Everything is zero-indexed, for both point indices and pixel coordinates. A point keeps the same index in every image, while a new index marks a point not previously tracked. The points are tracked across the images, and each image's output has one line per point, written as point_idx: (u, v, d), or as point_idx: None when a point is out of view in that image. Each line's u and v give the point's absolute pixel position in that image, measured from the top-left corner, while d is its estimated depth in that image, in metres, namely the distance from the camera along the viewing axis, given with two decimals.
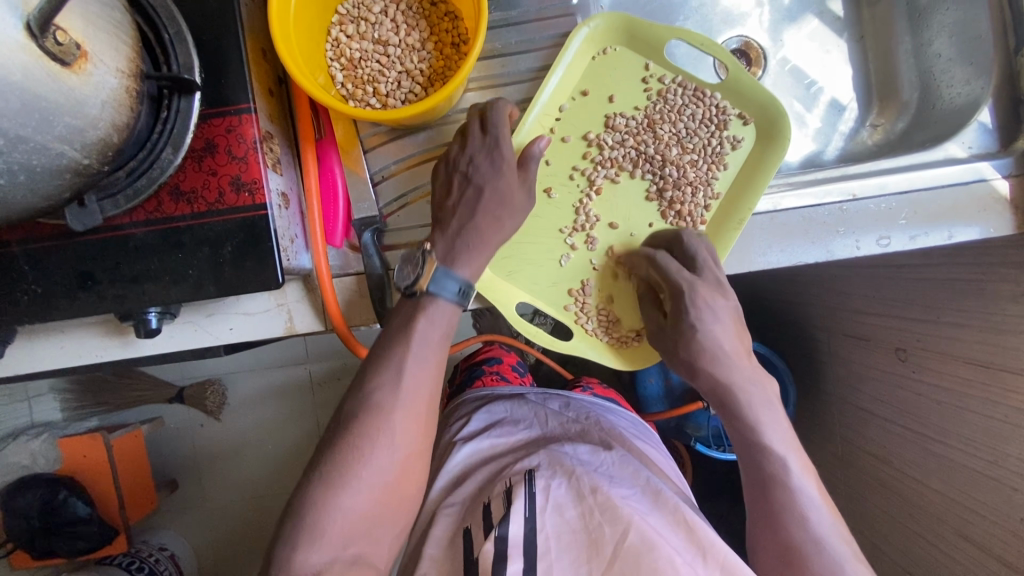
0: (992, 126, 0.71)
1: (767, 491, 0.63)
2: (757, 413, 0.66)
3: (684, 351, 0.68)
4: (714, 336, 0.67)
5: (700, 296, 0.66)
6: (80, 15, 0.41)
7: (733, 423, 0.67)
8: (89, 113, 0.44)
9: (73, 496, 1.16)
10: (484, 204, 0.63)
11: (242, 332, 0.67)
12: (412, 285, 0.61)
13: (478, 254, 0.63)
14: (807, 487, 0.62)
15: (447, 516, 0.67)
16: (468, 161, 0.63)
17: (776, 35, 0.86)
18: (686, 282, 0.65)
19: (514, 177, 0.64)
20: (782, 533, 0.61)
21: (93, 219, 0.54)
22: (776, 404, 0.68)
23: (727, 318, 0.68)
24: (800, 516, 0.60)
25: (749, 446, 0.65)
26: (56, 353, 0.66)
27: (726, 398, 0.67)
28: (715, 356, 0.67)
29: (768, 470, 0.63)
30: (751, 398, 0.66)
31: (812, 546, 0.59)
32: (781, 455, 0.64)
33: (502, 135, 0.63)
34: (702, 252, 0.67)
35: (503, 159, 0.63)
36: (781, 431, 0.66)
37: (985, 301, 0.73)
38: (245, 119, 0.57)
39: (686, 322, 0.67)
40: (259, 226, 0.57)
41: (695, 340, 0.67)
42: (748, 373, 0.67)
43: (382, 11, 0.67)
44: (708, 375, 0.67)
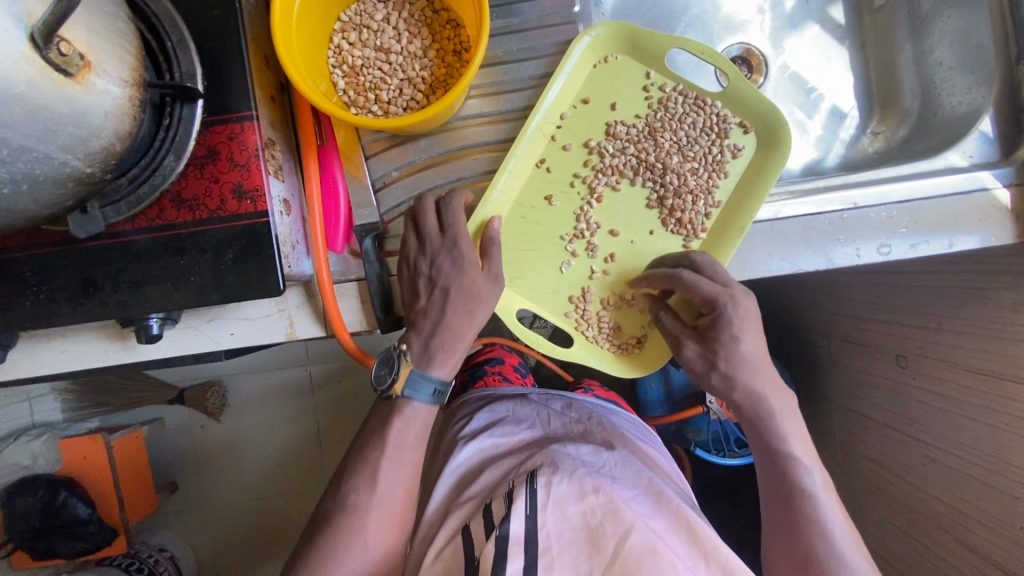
0: (993, 135, 0.71)
1: (790, 504, 0.64)
2: (785, 426, 0.65)
3: (724, 363, 0.65)
4: (752, 348, 0.65)
5: (742, 308, 0.63)
6: (83, 25, 0.42)
7: (759, 434, 0.67)
8: (93, 123, 0.44)
9: (73, 497, 1.17)
10: (450, 306, 0.65)
11: (243, 338, 0.67)
12: (390, 387, 0.66)
13: (454, 351, 0.67)
14: (828, 501, 0.63)
15: (459, 514, 0.67)
16: (427, 261, 0.64)
17: (777, 42, 0.86)
18: (725, 295, 0.63)
19: (477, 272, 0.65)
20: (804, 546, 0.62)
21: (96, 226, 0.54)
22: (799, 414, 0.68)
23: (760, 330, 0.65)
24: (822, 531, 0.62)
25: (775, 459, 0.65)
26: (57, 357, 0.67)
27: (759, 411, 0.65)
28: (753, 368, 0.65)
29: (792, 482, 0.64)
30: (780, 411, 0.65)
31: (834, 560, 0.60)
32: (806, 468, 0.64)
33: (457, 233, 0.64)
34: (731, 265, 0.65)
35: (461, 256, 0.64)
36: (804, 443, 0.66)
37: (986, 309, 0.73)
38: (247, 127, 0.57)
39: (727, 335, 0.64)
40: (261, 232, 0.57)
41: (734, 353, 0.64)
42: (778, 385, 0.66)
43: (384, 19, 0.67)
44: (744, 387, 0.65)
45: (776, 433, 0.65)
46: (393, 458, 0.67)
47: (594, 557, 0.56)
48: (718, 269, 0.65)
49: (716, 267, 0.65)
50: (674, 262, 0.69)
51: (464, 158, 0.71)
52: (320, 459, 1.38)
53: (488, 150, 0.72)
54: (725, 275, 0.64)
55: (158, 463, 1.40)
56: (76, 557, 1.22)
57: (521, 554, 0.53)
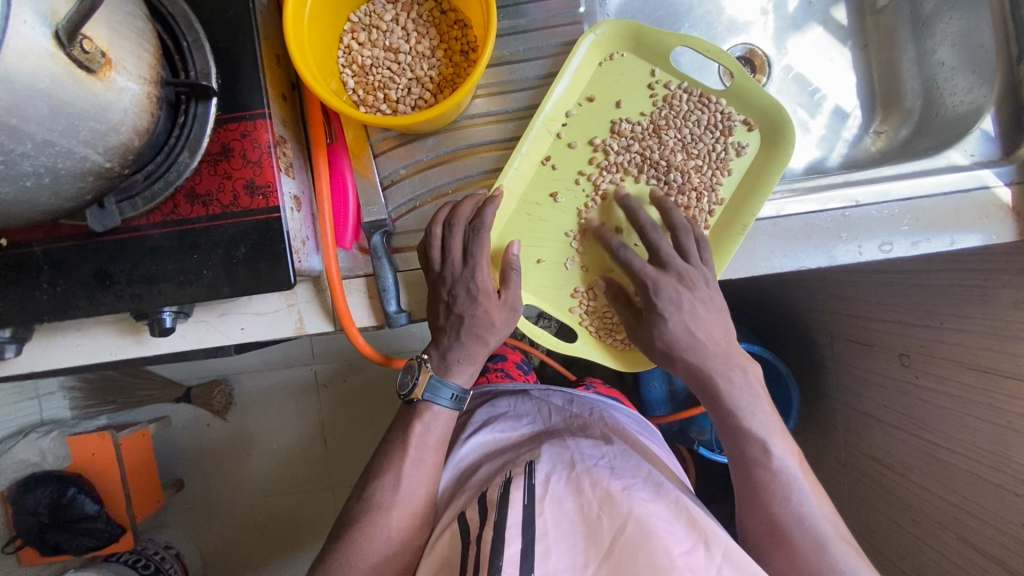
0: (994, 134, 0.71)
1: (749, 475, 0.65)
2: (739, 402, 0.67)
3: (660, 343, 0.68)
4: (683, 328, 0.67)
5: (666, 290, 0.66)
6: (105, 24, 0.43)
7: (715, 410, 0.68)
8: (113, 118, 0.45)
9: (82, 494, 1.18)
10: (467, 332, 0.66)
11: (253, 332, 0.69)
12: (411, 392, 0.69)
13: (471, 364, 0.69)
14: (788, 468, 0.64)
15: (459, 500, 0.69)
16: (442, 284, 0.65)
17: (780, 43, 0.87)
18: (651, 278, 0.66)
19: (492, 302, 0.67)
20: (766, 513, 0.64)
21: (112, 220, 0.55)
22: (757, 387, 0.68)
23: (707, 309, 0.67)
24: (781, 498, 0.63)
25: (730, 432, 0.67)
26: (72, 350, 0.68)
27: (706, 386, 0.68)
28: (691, 346, 0.67)
29: (748, 453, 0.66)
30: (731, 384, 0.67)
31: (794, 524, 0.62)
32: (762, 438, 0.65)
33: (480, 263, 0.65)
34: (666, 245, 0.67)
35: (483, 287, 0.66)
36: (762, 415, 0.67)
37: (988, 307, 0.74)
38: (259, 124, 0.58)
39: (656, 315, 0.67)
40: (273, 228, 0.58)
41: (667, 332, 0.67)
42: (725, 360, 0.67)
43: (392, 19, 0.69)
44: (684, 362, 0.68)
45: (727, 407, 0.67)
46: (400, 450, 0.69)
47: (591, 548, 0.55)
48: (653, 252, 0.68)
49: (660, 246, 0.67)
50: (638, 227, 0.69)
51: (469, 157, 0.73)
52: (325, 457, 1.40)
53: (493, 149, 0.73)
54: (661, 258, 0.67)
55: (165, 461, 1.41)
56: (86, 552, 1.23)
57: (518, 536, 0.54)
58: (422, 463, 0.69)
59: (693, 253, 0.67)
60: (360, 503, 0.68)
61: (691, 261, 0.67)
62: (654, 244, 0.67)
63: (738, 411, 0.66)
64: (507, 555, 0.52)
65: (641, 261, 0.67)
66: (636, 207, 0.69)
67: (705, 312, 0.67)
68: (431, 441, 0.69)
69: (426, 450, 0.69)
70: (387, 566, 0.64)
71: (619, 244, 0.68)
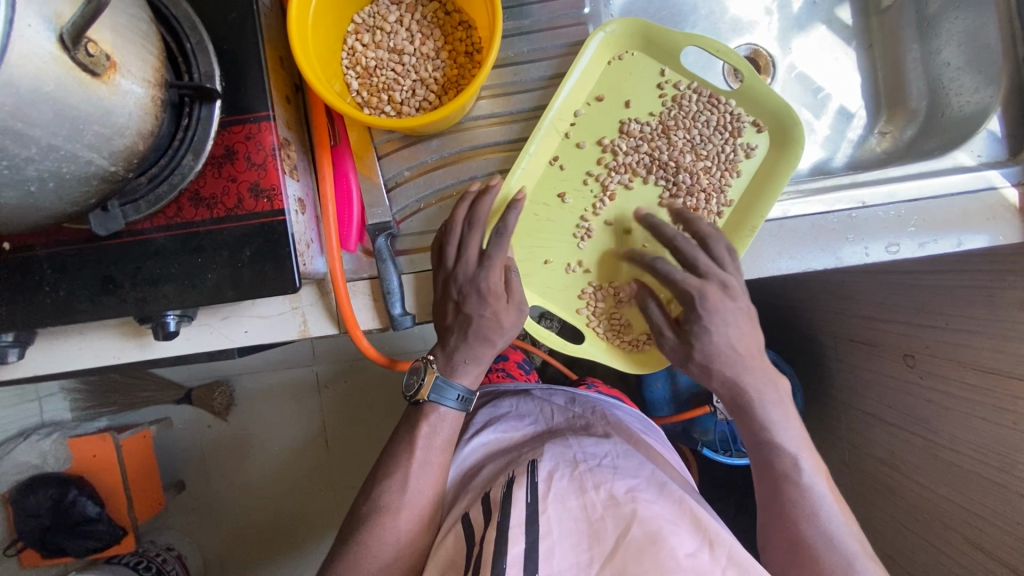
0: (1001, 134, 0.71)
1: (777, 489, 0.65)
2: (772, 416, 0.67)
3: (698, 354, 0.68)
4: (727, 340, 0.67)
5: (709, 301, 0.65)
6: (110, 27, 0.43)
7: (746, 424, 0.68)
8: (118, 122, 0.45)
9: (83, 496, 1.18)
10: (474, 332, 0.67)
11: (257, 336, 0.68)
12: (417, 393, 0.69)
13: (477, 365, 0.69)
14: (816, 485, 0.64)
15: (462, 501, 0.69)
16: (455, 285, 0.65)
17: (784, 43, 0.86)
18: (694, 286, 0.65)
19: (500, 303, 0.66)
20: (792, 530, 0.63)
21: (116, 223, 0.55)
22: (788, 404, 0.69)
23: (740, 320, 0.67)
24: (808, 516, 0.63)
25: (760, 445, 0.67)
26: (75, 354, 0.68)
27: (739, 400, 0.68)
28: (729, 358, 0.67)
29: (777, 468, 0.65)
30: (763, 398, 0.67)
31: (821, 542, 0.61)
32: (792, 453, 0.66)
33: (495, 262, 0.65)
34: (703, 258, 0.66)
35: (492, 289, 0.65)
36: (793, 431, 0.67)
37: (994, 307, 0.74)
38: (263, 126, 0.58)
39: (698, 326, 0.66)
40: (278, 231, 0.58)
41: (708, 345, 0.67)
42: (761, 374, 0.68)
43: (398, 21, 0.68)
44: (722, 376, 0.68)
45: (759, 421, 0.67)
46: (406, 450, 0.68)
47: (595, 546, 0.55)
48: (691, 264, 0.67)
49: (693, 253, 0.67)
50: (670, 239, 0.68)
51: (473, 159, 0.72)
52: (328, 458, 1.39)
53: (498, 150, 0.73)
54: (698, 269, 0.66)
55: (166, 462, 1.41)
56: (87, 555, 1.22)
57: (522, 534, 0.55)
58: (429, 464, 0.68)
59: (726, 260, 0.67)
60: (366, 505, 0.67)
61: (729, 272, 0.67)
62: (690, 256, 0.67)
63: (770, 425, 0.66)
64: (510, 556, 0.52)
65: (681, 272, 0.67)
66: (659, 224, 0.69)
67: (742, 325, 0.67)
68: (439, 441, 0.69)
69: (432, 453, 0.69)
70: (394, 569, 0.64)
71: (654, 258, 0.68)
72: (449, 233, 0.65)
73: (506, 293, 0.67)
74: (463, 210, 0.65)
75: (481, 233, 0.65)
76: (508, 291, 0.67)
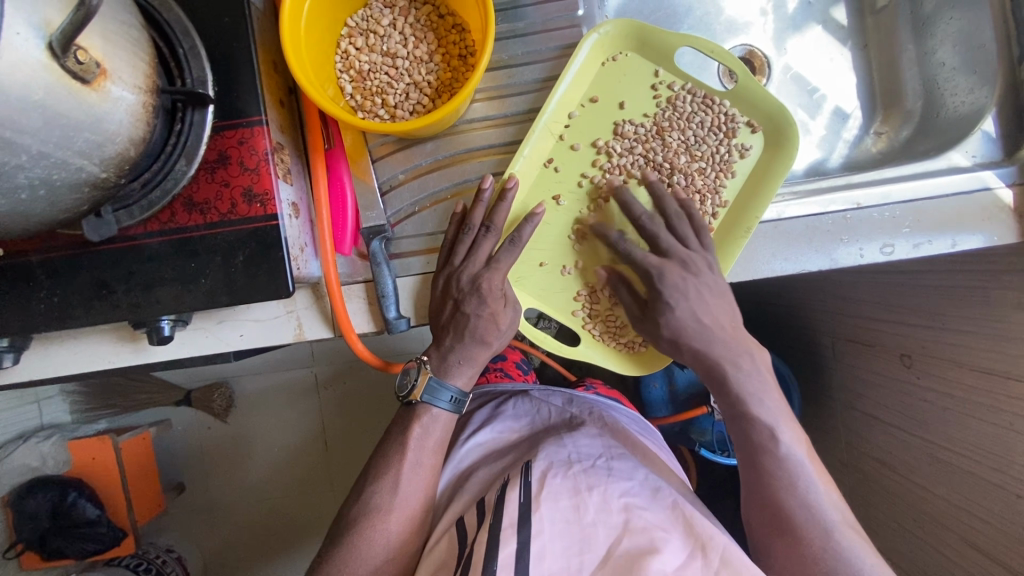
0: (996, 134, 0.71)
1: (755, 461, 0.65)
2: (748, 388, 0.66)
3: (667, 332, 0.69)
4: (693, 316, 0.67)
5: (669, 277, 0.67)
6: (99, 34, 0.42)
7: (722, 395, 0.68)
8: (108, 129, 0.45)
9: (82, 498, 1.18)
10: (470, 334, 0.66)
11: (252, 339, 0.68)
12: (410, 394, 0.68)
13: (471, 366, 0.69)
14: (795, 455, 0.63)
15: (458, 504, 0.70)
16: (456, 286, 0.65)
17: (780, 43, 0.86)
18: (654, 265, 0.68)
19: (498, 305, 0.66)
20: (772, 500, 0.63)
21: (110, 229, 0.55)
22: (766, 373, 0.68)
23: (715, 293, 0.67)
24: (787, 486, 0.62)
25: (736, 416, 0.67)
26: (70, 359, 0.68)
27: (714, 372, 0.68)
28: (700, 334, 0.68)
29: (755, 439, 0.65)
30: (740, 371, 0.67)
31: (801, 512, 0.61)
32: (769, 424, 0.65)
33: (502, 267, 0.66)
34: (665, 235, 0.69)
35: (490, 288, 0.65)
36: (770, 402, 0.66)
37: (990, 307, 0.73)
38: (256, 131, 0.58)
39: (662, 304, 0.68)
40: (271, 235, 0.58)
41: (675, 321, 0.68)
42: (735, 347, 0.68)
43: (391, 24, 0.68)
44: (692, 350, 0.68)
45: (734, 393, 0.67)
46: (398, 451, 0.68)
47: (585, 552, 0.55)
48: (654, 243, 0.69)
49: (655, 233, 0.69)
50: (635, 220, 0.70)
51: (468, 162, 0.72)
52: (326, 459, 1.39)
53: (492, 153, 0.73)
54: (661, 248, 0.69)
55: (165, 464, 1.41)
56: (87, 556, 1.22)
57: (514, 536, 0.55)
58: (420, 466, 0.68)
59: (690, 240, 0.69)
60: (359, 507, 0.67)
61: (692, 247, 0.69)
62: (653, 234, 0.69)
63: (746, 397, 0.66)
64: (501, 558, 0.53)
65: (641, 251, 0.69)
66: (631, 202, 0.69)
67: (712, 300, 0.67)
68: (431, 443, 0.69)
69: (427, 454, 0.69)
70: (386, 571, 0.64)
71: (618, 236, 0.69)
72: (463, 236, 0.66)
73: (504, 294, 0.67)
74: (480, 213, 0.66)
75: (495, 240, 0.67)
76: (505, 292, 0.67)
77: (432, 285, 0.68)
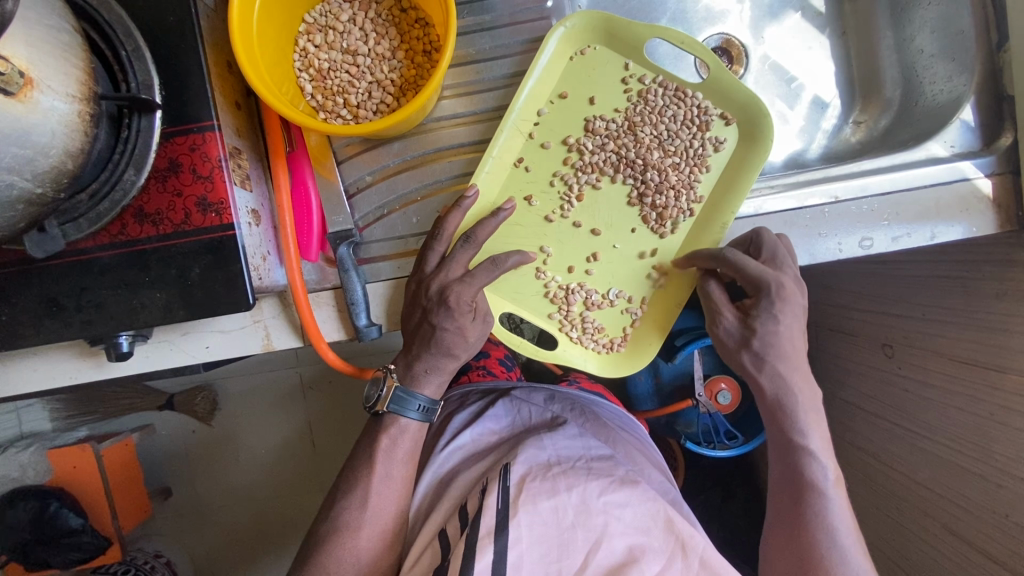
0: (975, 124, 0.69)
1: (799, 496, 0.65)
2: (806, 421, 0.67)
3: (758, 341, 0.66)
4: (788, 331, 0.66)
5: (785, 289, 0.63)
6: (22, 39, 0.40)
7: (776, 424, 0.68)
8: (39, 141, 0.42)
9: (65, 508, 1.14)
10: (436, 344, 0.64)
11: (219, 351, 0.66)
12: (376, 404, 0.66)
13: (440, 374, 0.67)
14: (837, 498, 0.65)
15: (437, 514, 0.68)
16: (425, 297, 0.63)
17: (757, 32, 0.84)
18: (772, 278, 0.62)
19: (467, 318, 0.63)
20: (806, 537, 0.63)
21: (55, 244, 0.52)
22: (822, 412, 0.69)
23: (801, 317, 0.66)
24: (826, 526, 0.63)
25: (788, 448, 0.67)
26: (29, 376, 0.65)
27: (782, 399, 0.67)
28: (785, 353, 0.66)
29: (804, 474, 0.66)
30: (803, 404, 0.66)
31: (835, 554, 0.61)
32: (820, 462, 0.66)
33: (472, 282, 0.63)
34: (782, 249, 0.64)
35: (459, 301, 0.62)
36: (822, 440, 0.67)
37: (971, 298, 0.73)
38: (208, 136, 0.55)
39: (768, 313, 0.64)
40: (227, 246, 0.56)
41: (771, 333, 0.65)
42: (803, 376, 0.67)
43: (350, 20, 0.65)
44: (773, 369, 0.66)
45: (793, 424, 0.67)
46: (369, 462, 0.66)
47: (563, 558, 0.56)
48: (768, 254, 0.64)
49: (774, 249, 0.64)
50: (748, 240, 0.67)
51: (437, 162, 0.69)
52: (313, 460, 1.37)
53: (461, 152, 0.70)
54: (775, 261, 0.63)
55: (147, 471, 1.39)
56: (71, 566, 1.19)
57: (491, 544, 0.54)
58: (391, 478, 0.67)
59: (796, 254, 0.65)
60: (331, 519, 0.66)
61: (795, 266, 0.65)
62: (772, 247, 0.64)
63: (803, 430, 0.66)
64: (476, 571, 0.51)
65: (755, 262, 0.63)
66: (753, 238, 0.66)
67: (800, 323, 0.66)
68: (400, 454, 0.67)
69: (399, 462, 0.67)
70: None
71: (725, 249, 0.65)
72: (435, 244, 0.63)
73: (473, 308, 0.63)
74: (455, 220, 0.63)
75: (474, 253, 0.65)
76: (474, 306, 0.64)
77: (405, 292, 0.66)
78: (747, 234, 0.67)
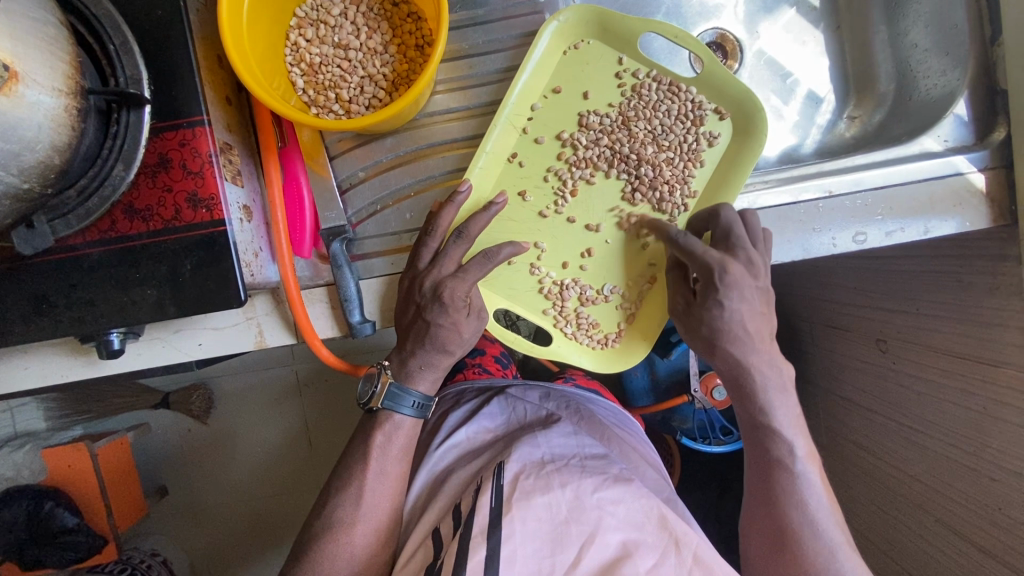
0: (968, 118, 0.69)
1: (768, 474, 0.66)
2: (772, 398, 0.65)
3: (706, 328, 0.64)
4: (737, 318, 0.63)
5: (732, 273, 0.61)
6: (7, 32, 0.39)
7: (744, 404, 0.66)
8: (25, 136, 0.42)
9: (60, 507, 1.14)
10: (431, 340, 0.64)
11: (211, 348, 0.66)
12: (370, 401, 0.66)
13: (434, 371, 0.67)
14: (808, 471, 0.65)
15: (432, 512, 0.68)
16: (419, 293, 0.62)
17: (751, 26, 0.84)
18: (716, 260, 0.61)
19: (461, 314, 0.63)
20: (779, 515, 0.64)
21: (44, 241, 0.52)
22: (790, 388, 0.67)
23: (756, 300, 0.63)
24: (797, 502, 0.64)
25: (756, 427, 0.66)
26: (21, 374, 0.65)
27: (741, 380, 0.65)
28: (738, 338, 0.63)
29: (771, 453, 0.65)
30: (767, 381, 0.65)
31: (807, 529, 0.63)
32: (789, 439, 0.65)
33: (468, 277, 0.62)
34: (738, 229, 0.62)
35: (453, 297, 0.61)
36: (790, 416, 0.66)
37: (965, 292, 0.73)
38: (198, 132, 0.54)
39: (714, 300, 0.62)
40: (219, 242, 0.55)
41: (718, 320, 0.63)
42: (765, 358, 0.65)
43: (342, 14, 0.65)
44: (725, 354, 0.65)
45: (757, 403, 0.65)
46: (363, 460, 0.66)
47: (557, 553, 0.55)
48: (723, 235, 0.63)
49: (727, 233, 0.63)
50: (707, 216, 0.66)
51: (431, 157, 0.69)
52: (309, 458, 1.37)
53: (455, 147, 0.70)
54: (728, 242, 0.62)
55: (142, 469, 1.38)
56: (67, 565, 1.18)
57: (483, 542, 0.54)
58: (386, 475, 0.67)
59: (759, 236, 0.63)
60: (326, 516, 0.66)
61: (757, 249, 0.63)
62: (727, 226, 0.63)
63: (769, 410, 0.65)
64: (469, 569, 0.51)
65: (700, 244, 0.62)
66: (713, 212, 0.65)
67: (757, 305, 0.63)
68: (394, 451, 0.67)
69: (394, 458, 0.67)
70: None
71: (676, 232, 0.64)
72: (429, 239, 0.63)
73: (468, 303, 0.63)
74: (449, 216, 0.63)
75: (466, 248, 0.64)
76: (469, 301, 0.64)
77: (398, 287, 0.66)
78: (707, 208, 0.67)
